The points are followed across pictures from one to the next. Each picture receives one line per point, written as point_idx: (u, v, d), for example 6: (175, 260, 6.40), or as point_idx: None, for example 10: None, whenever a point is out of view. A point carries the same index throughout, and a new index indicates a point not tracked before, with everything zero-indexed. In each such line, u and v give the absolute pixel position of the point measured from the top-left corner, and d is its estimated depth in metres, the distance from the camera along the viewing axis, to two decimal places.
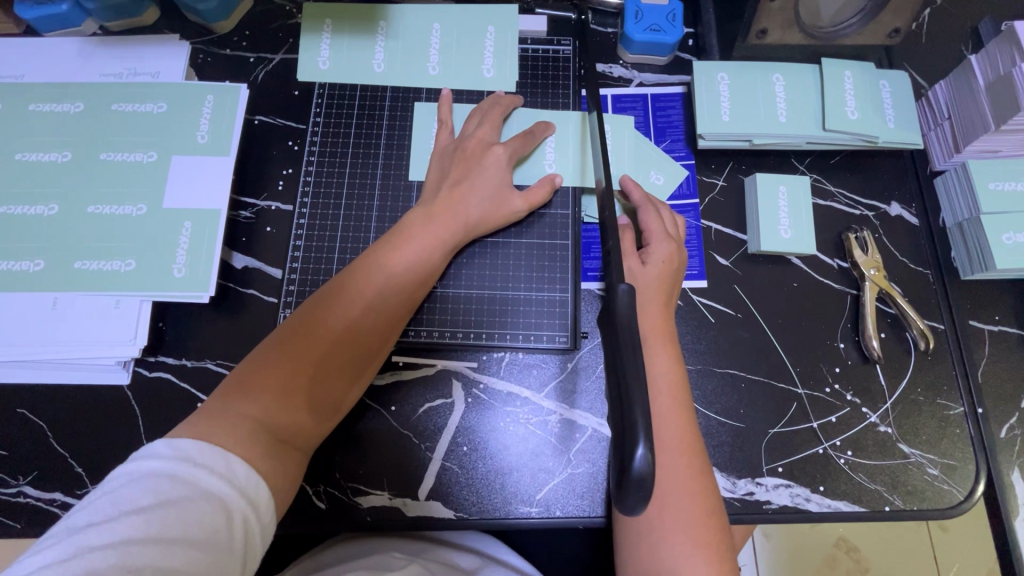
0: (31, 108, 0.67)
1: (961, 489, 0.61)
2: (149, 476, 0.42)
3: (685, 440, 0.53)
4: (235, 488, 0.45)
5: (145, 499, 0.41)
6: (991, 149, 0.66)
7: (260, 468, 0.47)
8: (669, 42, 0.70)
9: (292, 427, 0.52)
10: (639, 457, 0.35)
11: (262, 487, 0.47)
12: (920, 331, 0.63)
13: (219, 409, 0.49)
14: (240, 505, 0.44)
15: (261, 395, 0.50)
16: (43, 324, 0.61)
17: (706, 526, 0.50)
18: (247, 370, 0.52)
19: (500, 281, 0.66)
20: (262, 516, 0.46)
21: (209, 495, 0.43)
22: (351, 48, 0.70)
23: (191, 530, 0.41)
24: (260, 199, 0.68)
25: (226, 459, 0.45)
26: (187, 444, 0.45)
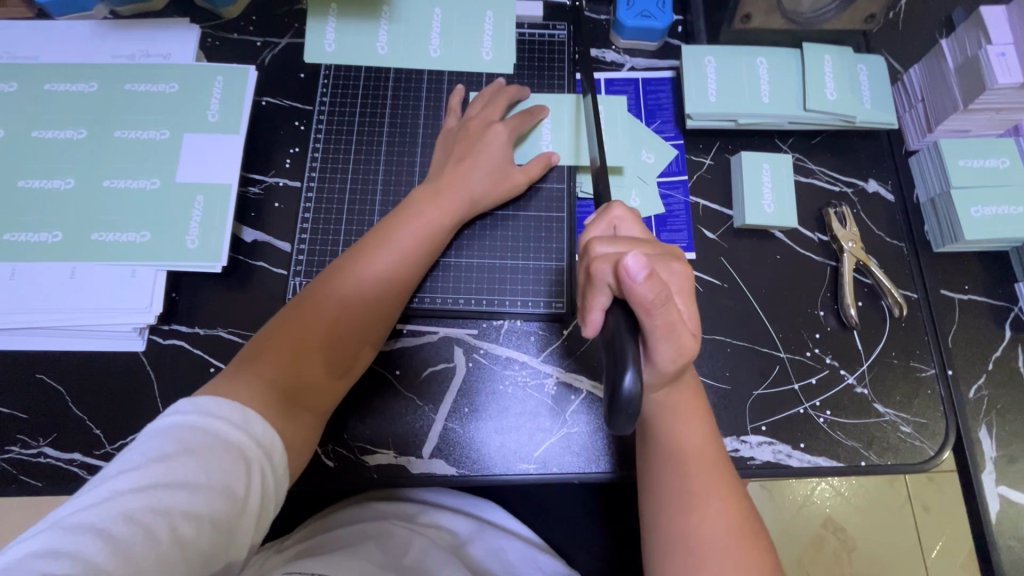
0: (48, 88, 0.69)
1: (933, 446, 0.64)
2: (172, 428, 0.45)
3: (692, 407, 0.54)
4: (252, 439, 0.47)
5: (169, 448, 0.44)
6: (960, 128, 0.70)
7: (277, 426, 0.50)
8: (659, 27, 0.73)
9: (306, 389, 0.55)
10: (628, 382, 0.43)
11: (276, 439, 0.50)
12: (893, 299, 0.67)
13: (243, 369, 0.53)
14: (256, 455, 0.47)
15: (282, 359, 0.54)
16: (62, 292, 0.63)
17: (708, 455, 0.52)
18: (266, 335, 0.56)
19: (500, 252, 0.69)
20: (277, 467, 0.49)
21: (228, 445, 0.46)
22: (357, 30, 0.73)
23: (212, 475, 0.44)
24: (269, 175, 0.71)
25: (243, 412, 0.48)
26: (207, 399, 0.48)
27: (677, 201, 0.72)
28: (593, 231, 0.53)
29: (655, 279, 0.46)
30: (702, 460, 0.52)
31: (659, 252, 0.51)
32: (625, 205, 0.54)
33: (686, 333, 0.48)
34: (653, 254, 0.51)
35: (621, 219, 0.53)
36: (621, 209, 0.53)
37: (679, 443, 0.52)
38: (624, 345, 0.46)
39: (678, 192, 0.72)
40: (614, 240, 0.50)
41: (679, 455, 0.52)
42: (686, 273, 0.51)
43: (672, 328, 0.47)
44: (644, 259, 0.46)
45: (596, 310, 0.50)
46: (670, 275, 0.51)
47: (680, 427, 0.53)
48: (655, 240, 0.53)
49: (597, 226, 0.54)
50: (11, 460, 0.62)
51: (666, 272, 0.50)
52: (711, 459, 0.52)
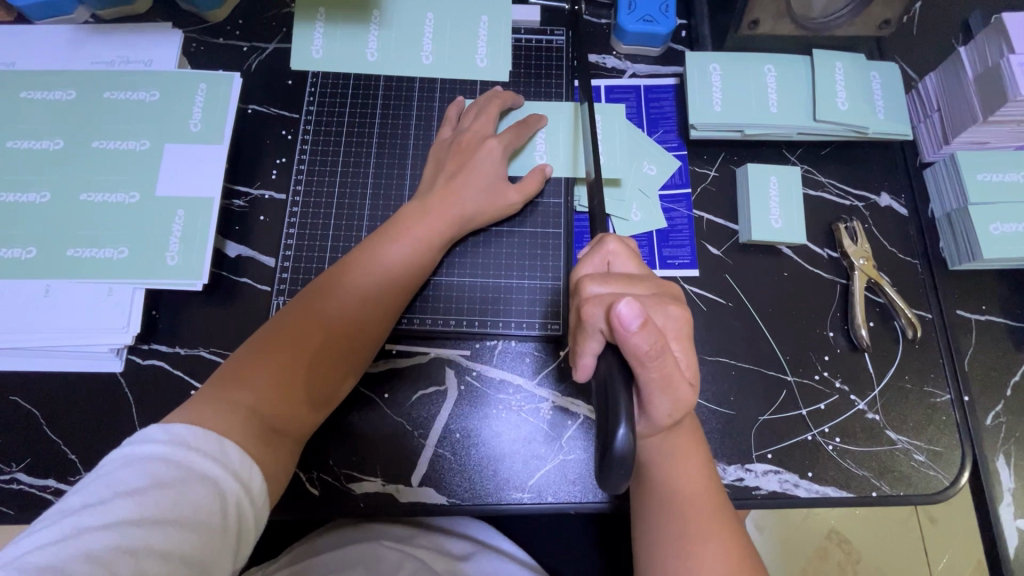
0: (24, 96, 0.67)
1: (947, 475, 0.61)
2: (145, 459, 0.42)
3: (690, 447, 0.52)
4: (230, 471, 0.44)
5: (139, 481, 0.41)
6: (978, 140, 0.67)
7: (254, 455, 0.47)
8: (662, 32, 0.70)
9: (287, 415, 0.52)
10: (621, 436, 0.41)
11: (256, 470, 0.47)
12: (907, 320, 0.64)
13: (219, 391, 0.50)
14: (234, 488, 0.44)
15: (259, 383, 0.51)
16: (36, 310, 0.61)
17: (707, 499, 0.49)
18: (244, 357, 0.53)
19: (492, 270, 0.66)
20: (257, 502, 0.46)
21: (203, 478, 0.43)
22: (346, 37, 0.70)
23: (186, 513, 0.41)
24: (254, 187, 0.68)
25: (220, 442, 0.45)
26: (181, 427, 0.45)
27: (680, 215, 0.68)
28: (585, 268, 0.52)
29: (650, 328, 0.43)
30: (700, 502, 0.49)
31: (655, 292, 0.49)
32: (620, 238, 0.52)
33: (684, 386, 0.46)
34: (648, 297, 0.49)
35: (615, 254, 0.51)
36: (614, 244, 0.51)
37: (676, 484, 0.50)
38: (618, 395, 0.43)
39: (681, 206, 0.69)
40: (608, 279, 0.49)
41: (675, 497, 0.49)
42: (683, 315, 0.49)
43: (670, 379, 0.45)
44: (640, 307, 0.43)
45: (587, 356, 0.48)
46: (666, 317, 0.48)
47: (677, 467, 0.50)
48: (651, 278, 0.51)
49: (590, 263, 0.52)
50: None
51: (662, 315, 0.48)
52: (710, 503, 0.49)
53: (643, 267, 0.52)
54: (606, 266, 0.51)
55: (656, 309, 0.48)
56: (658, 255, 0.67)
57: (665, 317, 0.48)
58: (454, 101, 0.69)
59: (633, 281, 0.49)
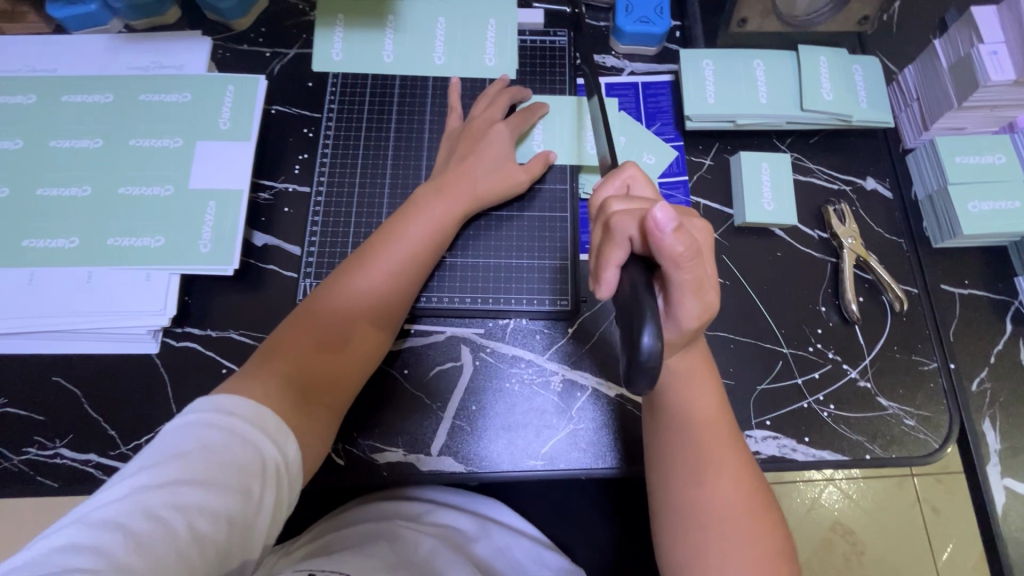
0: (65, 99, 0.72)
1: (936, 438, 0.65)
2: (190, 426, 0.47)
3: (702, 371, 0.55)
4: (267, 436, 0.49)
5: (187, 446, 0.45)
6: (955, 126, 0.72)
7: (291, 423, 0.52)
8: (657, 32, 0.75)
9: (324, 383, 0.57)
10: (649, 338, 0.42)
11: (291, 438, 0.51)
12: (894, 294, 0.68)
13: (262, 367, 0.55)
14: (270, 453, 0.48)
15: (296, 356, 0.56)
16: (78, 296, 0.65)
17: (714, 415, 0.53)
18: (281, 337, 0.58)
19: (503, 252, 0.70)
20: (292, 467, 0.50)
21: (243, 444, 0.47)
22: (363, 40, 0.75)
23: (229, 475, 0.45)
24: (279, 181, 0.73)
25: (256, 412, 0.49)
26: (223, 398, 0.49)
27: (678, 200, 0.73)
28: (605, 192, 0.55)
29: (683, 232, 0.44)
30: (713, 426, 0.53)
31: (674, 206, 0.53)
32: (638, 167, 0.56)
33: (706, 296, 0.49)
34: (676, 209, 0.52)
35: (633, 179, 0.55)
36: (634, 169, 0.55)
37: (689, 410, 0.53)
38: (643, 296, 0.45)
39: (679, 192, 0.73)
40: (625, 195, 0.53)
41: (690, 419, 0.53)
42: (705, 229, 0.53)
43: (692, 285, 0.47)
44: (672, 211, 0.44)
45: (612, 267, 0.48)
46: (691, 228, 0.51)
47: (689, 395, 0.54)
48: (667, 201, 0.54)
49: (609, 186, 0.55)
50: (28, 461, 0.63)
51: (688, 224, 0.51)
52: (719, 421, 0.53)
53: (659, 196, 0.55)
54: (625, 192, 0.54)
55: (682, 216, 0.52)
56: None
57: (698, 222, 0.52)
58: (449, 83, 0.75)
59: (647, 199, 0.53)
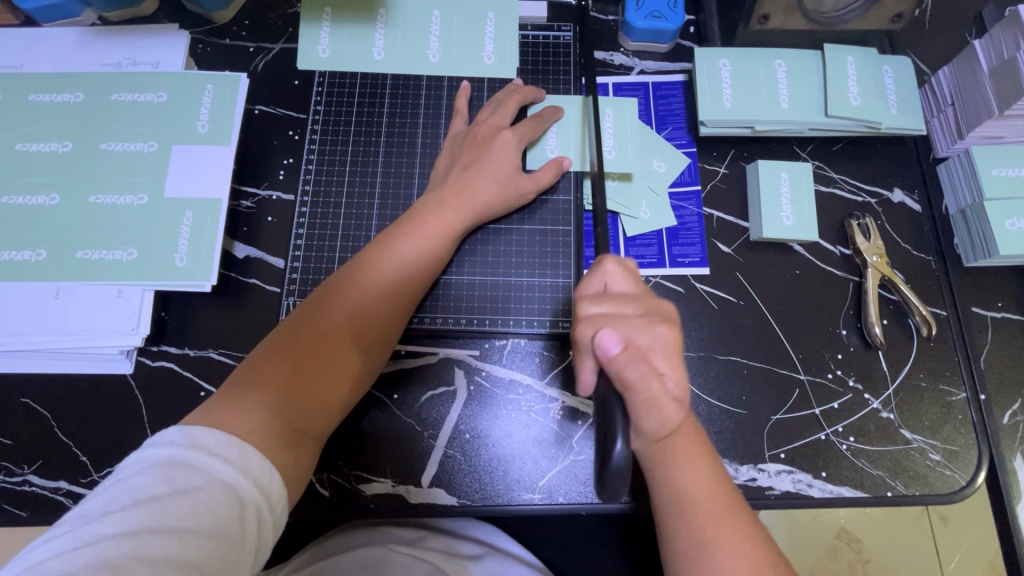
0: (32, 98, 0.67)
1: (963, 475, 0.61)
2: (163, 464, 0.42)
3: (694, 448, 0.51)
4: (247, 477, 0.44)
5: (159, 488, 0.41)
6: (994, 135, 0.66)
7: (272, 458, 0.47)
8: (670, 29, 0.69)
9: (307, 413, 0.52)
10: (617, 452, 0.43)
11: (275, 475, 0.46)
12: (922, 317, 0.63)
13: (240, 391, 0.50)
14: (252, 494, 0.44)
15: (279, 382, 0.51)
16: (46, 312, 0.61)
17: (713, 498, 0.49)
18: (260, 358, 0.53)
19: (501, 268, 0.66)
20: (275, 509, 0.46)
21: (223, 485, 0.43)
22: (351, 36, 0.70)
23: (205, 521, 0.41)
24: (261, 188, 0.68)
25: (240, 447, 0.45)
26: (200, 430, 0.44)
27: (689, 213, 0.68)
28: (582, 288, 0.52)
29: (631, 352, 0.46)
30: (712, 511, 0.48)
31: (647, 308, 0.51)
32: (618, 259, 0.52)
33: (669, 405, 0.48)
34: (647, 313, 0.50)
35: (612, 275, 0.52)
36: (613, 265, 0.52)
37: (683, 495, 0.49)
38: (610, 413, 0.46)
39: (690, 203, 0.68)
40: (601, 295, 0.51)
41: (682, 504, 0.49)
42: (670, 335, 0.50)
43: (656, 400, 0.47)
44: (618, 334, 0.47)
45: (586, 372, 0.50)
46: (653, 337, 0.49)
47: (680, 480, 0.50)
48: (646, 298, 0.51)
49: (586, 282, 0.52)
50: None
51: (648, 335, 0.49)
52: (721, 505, 0.49)
53: (641, 287, 0.52)
54: (603, 286, 0.52)
55: (654, 326, 0.49)
56: (667, 253, 0.67)
57: (662, 331, 0.49)
58: (459, 86, 0.69)
59: (629, 303, 0.50)
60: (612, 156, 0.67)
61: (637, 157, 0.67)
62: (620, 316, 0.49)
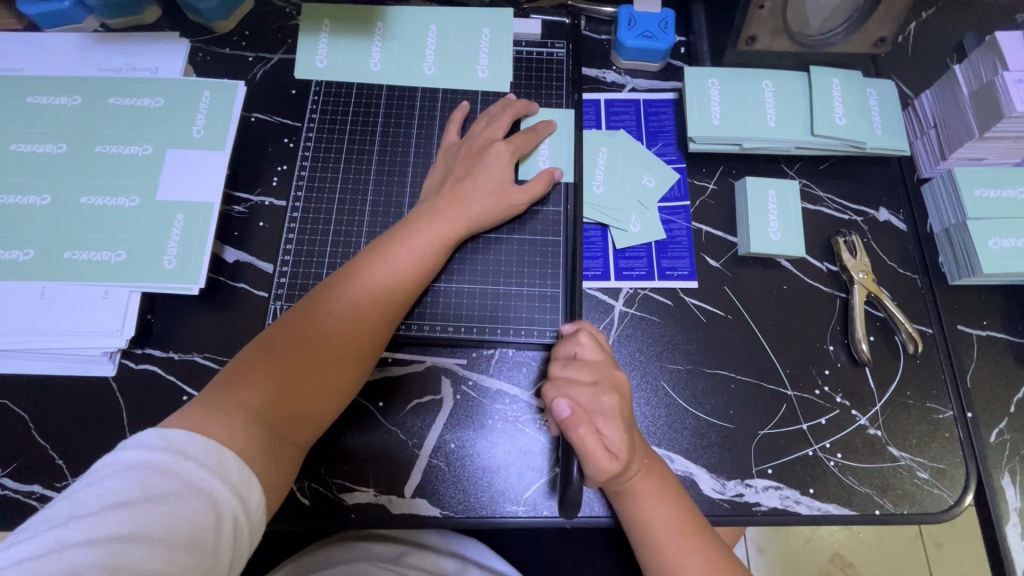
0: (30, 100, 0.67)
1: (951, 494, 0.60)
2: (139, 469, 0.42)
3: (658, 481, 0.55)
4: (225, 483, 0.44)
5: (132, 494, 0.40)
6: (975, 157, 0.67)
7: (252, 464, 0.47)
8: (661, 48, 0.71)
9: (291, 419, 0.52)
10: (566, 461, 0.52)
11: (253, 483, 0.46)
12: (908, 334, 0.63)
13: (222, 395, 0.50)
14: (229, 502, 0.43)
15: (265, 387, 0.51)
16: (29, 312, 0.60)
17: (680, 527, 0.54)
18: (246, 362, 0.53)
19: (492, 277, 0.66)
20: (253, 517, 0.45)
21: (199, 493, 0.42)
22: (349, 48, 0.72)
23: (177, 531, 0.40)
24: (254, 194, 0.69)
25: (218, 452, 0.45)
26: (179, 434, 0.44)
27: (678, 226, 0.68)
28: (557, 350, 0.59)
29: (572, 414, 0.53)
30: (680, 539, 0.53)
31: (605, 379, 0.56)
32: (590, 330, 0.59)
33: (604, 459, 0.52)
34: (601, 384, 0.55)
35: (582, 345, 0.58)
36: (584, 337, 0.58)
37: (652, 529, 0.54)
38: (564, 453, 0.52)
39: (679, 218, 0.69)
40: (568, 361, 0.57)
41: (653, 537, 0.54)
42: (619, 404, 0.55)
43: (589, 454, 0.52)
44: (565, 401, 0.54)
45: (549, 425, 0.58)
46: (599, 405, 0.54)
47: (648, 514, 0.54)
48: (609, 368, 0.57)
49: (563, 345, 0.59)
50: None
51: (594, 403, 0.54)
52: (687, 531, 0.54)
53: (609, 360, 0.58)
54: (574, 352, 0.58)
55: (602, 395, 0.55)
56: (656, 266, 0.67)
57: (608, 400, 0.54)
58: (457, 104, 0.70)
59: (589, 371, 0.56)
60: (600, 190, 0.69)
61: (623, 191, 0.69)
62: (576, 385, 0.55)
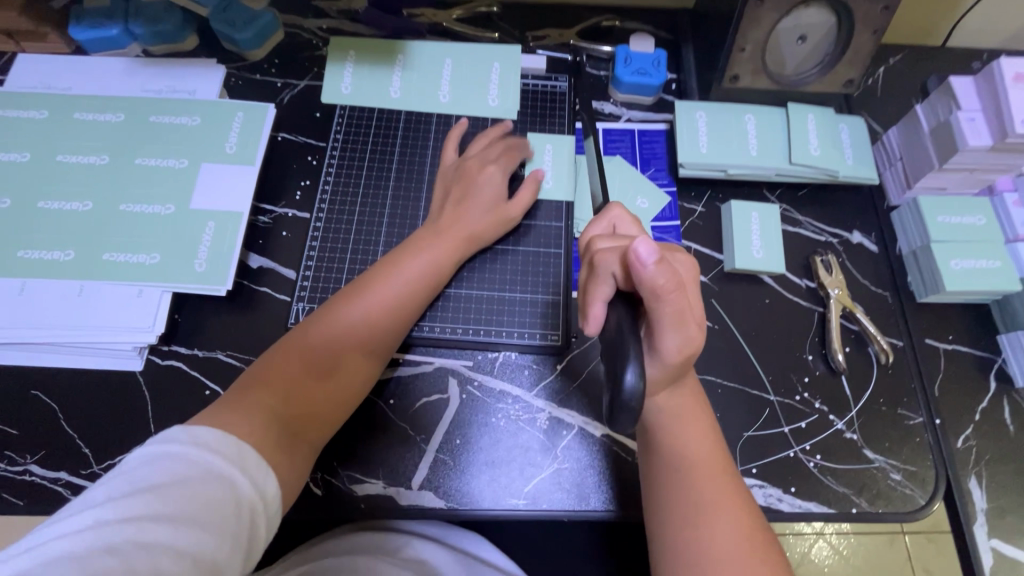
0: (77, 117, 0.74)
1: (923, 495, 0.64)
2: (170, 457, 0.45)
3: (692, 410, 0.58)
4: (245, 475, 0.47)
5: (163, 479, 0.43)
6: (938, 186, 0.74)
7: (270, 459, 0.50)
8: (654, 84, 0.79)
9: (304, 419, 0.56)
10: (630, 376, 0.46)
11: (270, 477, 0.49)
12: (880, 346, 0.69)
13: (246, 393, 0.54)
14: (249, 492, 0.47)
15: (281, 390, 0.55)
16: (67, 308, 0.65)
17: (712, 459, 0.54)
18: (265, 367, 0.57)
19: (497, 285, 0.71)
20: (269, 510, 0.49)
21: (224, 481, 0.45)
22: (372, 77, 0.79)
23: (206, 512, 0.43)
24: (279, 206, 0.75)
25: (239, 448, 0.48)
26: (203, 431, 0.47)
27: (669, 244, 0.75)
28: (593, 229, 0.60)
29: (664, 267, 0.47)
30: (710, 471, 0.53)
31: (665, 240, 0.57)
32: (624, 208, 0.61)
33: (693, 325, 0.52)
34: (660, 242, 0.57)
35: (619, 219, 0.60)
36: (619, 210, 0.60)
37: (683, 451, 0.55)
38: (628, 345, 0.49)
39: (670, 237, 0.75)
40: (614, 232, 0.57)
41: (681, 459, 0.54)
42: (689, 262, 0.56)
43: (682, 313, 0.50)
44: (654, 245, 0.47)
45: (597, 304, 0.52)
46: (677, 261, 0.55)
47: (682, 435, 0.56)
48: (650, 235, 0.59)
49: (596, 225, 0.60)
50: None
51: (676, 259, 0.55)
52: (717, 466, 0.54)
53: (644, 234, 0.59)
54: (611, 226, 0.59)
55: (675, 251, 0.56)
56: None
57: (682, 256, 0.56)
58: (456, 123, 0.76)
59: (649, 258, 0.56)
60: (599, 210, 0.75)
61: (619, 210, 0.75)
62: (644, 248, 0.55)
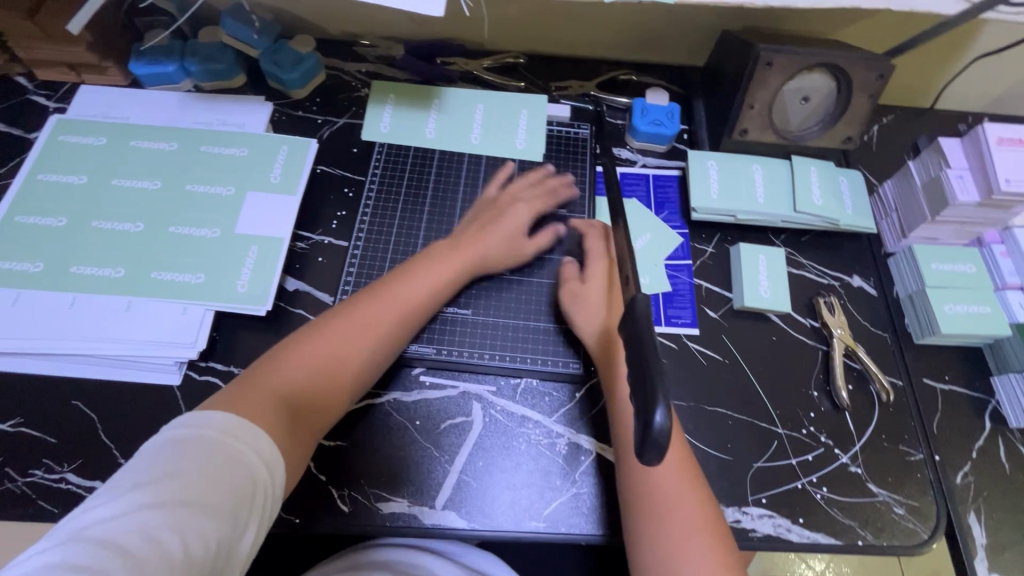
0: (133, 144, 0.79)
1: (924, 529, 0.67)
2: (182, 441, 0.48)
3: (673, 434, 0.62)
4: (256, 453, 0.50)
5: (178, 462, 0.47)
6: (931, 236, 0.80)
7: (277, 437, 0.53)
8: (668, 134, 0.85)
9: (310, 404, 0.58)
10: (659, 418, 0.45)
11: (280, 456, 0.52)
12: (882, 385, 0.73)
13: (253, 380, 0.57)
14: (261, 468, 0.50)
15: (291, 375, 0.58)
16: (115, 323, 0.68)
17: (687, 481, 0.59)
18: (276, 354, 0.60)
19: (523, 314, 0.75)
20: (279, 482, 0.52)
21: (235, 460, 0.49)
22: (409, 118, 0.85)
23: (222, 491, 0.47)
24: (316, 234, 0.79)
25: (249, 426, 0.51)
26: (215, 415, 0.51)
27: (682, 281, 0.79)
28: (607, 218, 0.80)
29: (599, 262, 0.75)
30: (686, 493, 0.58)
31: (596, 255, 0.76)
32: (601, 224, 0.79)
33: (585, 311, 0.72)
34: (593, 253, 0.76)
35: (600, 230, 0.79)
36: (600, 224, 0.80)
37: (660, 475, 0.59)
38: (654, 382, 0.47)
39: (683, 275, 0.80)
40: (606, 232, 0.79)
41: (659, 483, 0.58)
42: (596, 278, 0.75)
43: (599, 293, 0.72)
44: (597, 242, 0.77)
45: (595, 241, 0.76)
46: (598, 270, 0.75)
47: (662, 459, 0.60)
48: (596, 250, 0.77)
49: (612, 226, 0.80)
50: (33, 484, 0.63)
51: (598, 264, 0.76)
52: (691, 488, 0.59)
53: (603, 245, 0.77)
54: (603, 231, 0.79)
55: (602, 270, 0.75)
56: (663, 314, 0.77)
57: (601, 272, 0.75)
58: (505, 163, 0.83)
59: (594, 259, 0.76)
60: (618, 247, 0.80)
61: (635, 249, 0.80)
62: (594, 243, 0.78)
